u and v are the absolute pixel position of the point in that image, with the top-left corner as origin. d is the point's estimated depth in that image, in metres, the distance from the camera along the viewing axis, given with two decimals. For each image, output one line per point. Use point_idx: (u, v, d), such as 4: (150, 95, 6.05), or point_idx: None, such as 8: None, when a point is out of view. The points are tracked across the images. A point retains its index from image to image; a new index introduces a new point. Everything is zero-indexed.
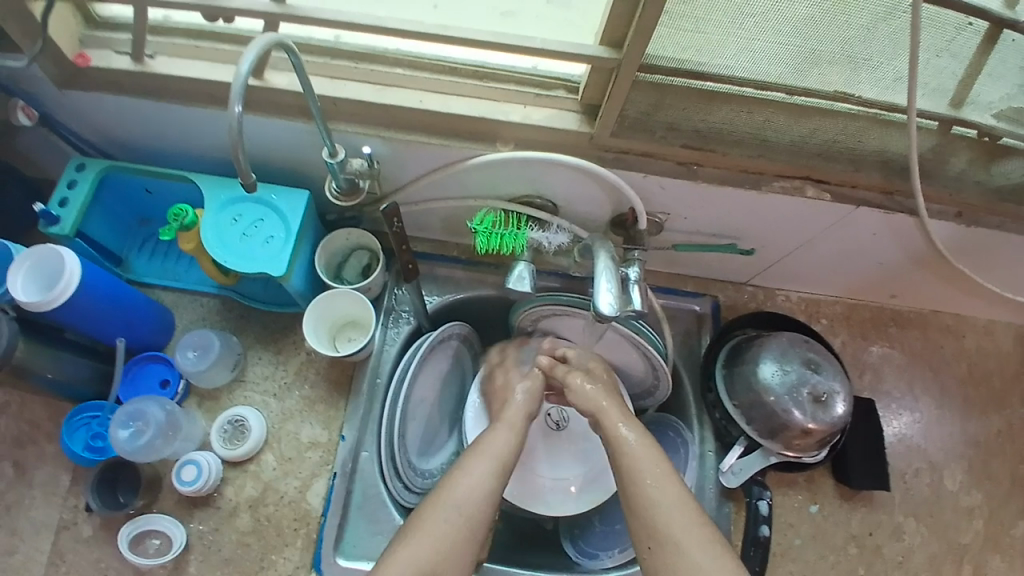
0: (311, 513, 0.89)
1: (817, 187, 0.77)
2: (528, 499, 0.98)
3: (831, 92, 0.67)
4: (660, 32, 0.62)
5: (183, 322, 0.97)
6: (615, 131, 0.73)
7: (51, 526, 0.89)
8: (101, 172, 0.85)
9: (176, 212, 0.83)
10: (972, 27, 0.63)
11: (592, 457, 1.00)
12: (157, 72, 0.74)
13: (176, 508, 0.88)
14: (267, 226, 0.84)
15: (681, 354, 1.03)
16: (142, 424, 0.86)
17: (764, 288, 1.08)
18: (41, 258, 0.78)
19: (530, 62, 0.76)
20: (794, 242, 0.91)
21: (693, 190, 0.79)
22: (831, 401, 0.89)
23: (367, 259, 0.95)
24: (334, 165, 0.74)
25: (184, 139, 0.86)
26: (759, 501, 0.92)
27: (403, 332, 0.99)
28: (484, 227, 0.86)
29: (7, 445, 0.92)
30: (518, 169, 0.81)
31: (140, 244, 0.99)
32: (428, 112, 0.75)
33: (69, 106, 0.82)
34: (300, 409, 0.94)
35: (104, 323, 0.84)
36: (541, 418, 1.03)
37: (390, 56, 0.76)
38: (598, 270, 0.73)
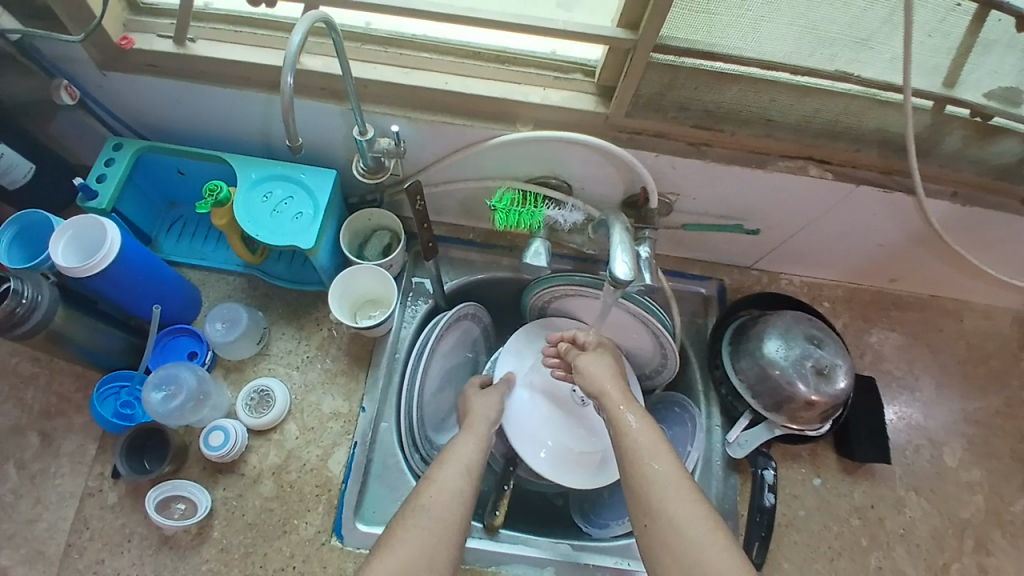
0: (332, 480, 0.92)
1: (819, 167, 0.82)
2: (558, 471, 1.00)
3: (832, 71, 0.71)
4: (674, 14, 0.67)
5: (209, 299, 1.01)
6: (629, 111, 0.78)
7: (76, 494, 0.91)
8: (138, 151, 0.89)
9: (210, 188, 0.87)
10: (960, 8, 0.68)
11: None
12: (197, 54, 0.79)
13: (202, 475, 0.91)
14: (296, 203, 0.88)
15: (689, 334, 1.07)
16: (174, 389, 0.90)
17: (768, 272, 1.13)
18: (81, 228, 0.82)
19: (549, 47, 0.80)
20: (798, 223, 0.95)
21: (702, 169, 0.83)
22: (834, 373, 0.92)
23: (388, 239, 0.98)
24: (363, 143, 0.78)
25: (217, 121, 0.90)
26: (764, 471, 0.97)
27: (421, 310, 1.03)
28: (502, 205, 0.90)
29: (36, 415, 0.95)
30: (536, 149, 0.85)
31: (168, 226, 1.03)
32: (453, 93, 0.79)
33: (109, 88, 0.86)
34: (322, 381, 0.97)
35: (137, 294, 0.89)
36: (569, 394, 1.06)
37: (418, 41, 0.80)
38: (614, 243, 0.77)
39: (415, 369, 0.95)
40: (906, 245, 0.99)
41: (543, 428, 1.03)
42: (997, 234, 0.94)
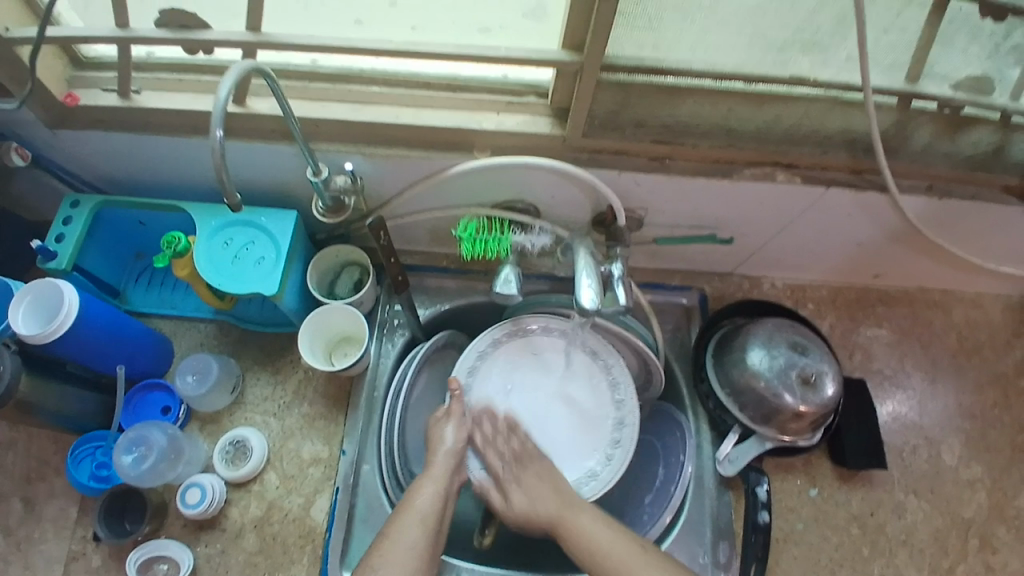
0: (315, 529, 0.89)
1: (787, 172, 0.81)
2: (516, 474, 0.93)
3: (789, 77, 0.69)
4: (618, 32, 0.65)
5: (181, 349, 0.99)
6: (585, 131, 0.76)
7: (59, 559, 0.89)
8: (96, 207, 0.88)
9: (168, 240, 0.86)
10: (915, 1, 0.68)
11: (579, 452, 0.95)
12: (141, 105, 0.77)
13: (183, 533, 0.89)
14: (258, 248, 0.87)
15: (672, 347, 1.04)
16: (145, 449, 0.87)
17: (750, 277, 1.10)
18: (41, 291, 0.81)
19: (500, 72, 0.79)
20: (773, 228, 0.93)
21: (668, 184, 0.81)
22: (820, 381, 0.89)
23: (358, 274, 0.97)
24: (317, 183, 0.77)
25: (175, 170, 0.89)
26: (758, 487, 0.93)
27: (398, 344, 1.00)
28: (467, 234, 0.90)
29: (15, 481, 0.93)
30: (498, 176, 0.84)
31: (136, 276, 1.01)
32: (404, 126, 0.77)
33: (62, 146, 0.85)
34: (300, 427, 0.95)
35: (102, 353, 0.86)
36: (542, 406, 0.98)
37: (365, 75, 0.79)
38: (579, 268, 0.76)
39: (395, 403, 0.93)
40: (887, 241, 0.97)
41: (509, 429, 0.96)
42: (979, 224, 0.92)
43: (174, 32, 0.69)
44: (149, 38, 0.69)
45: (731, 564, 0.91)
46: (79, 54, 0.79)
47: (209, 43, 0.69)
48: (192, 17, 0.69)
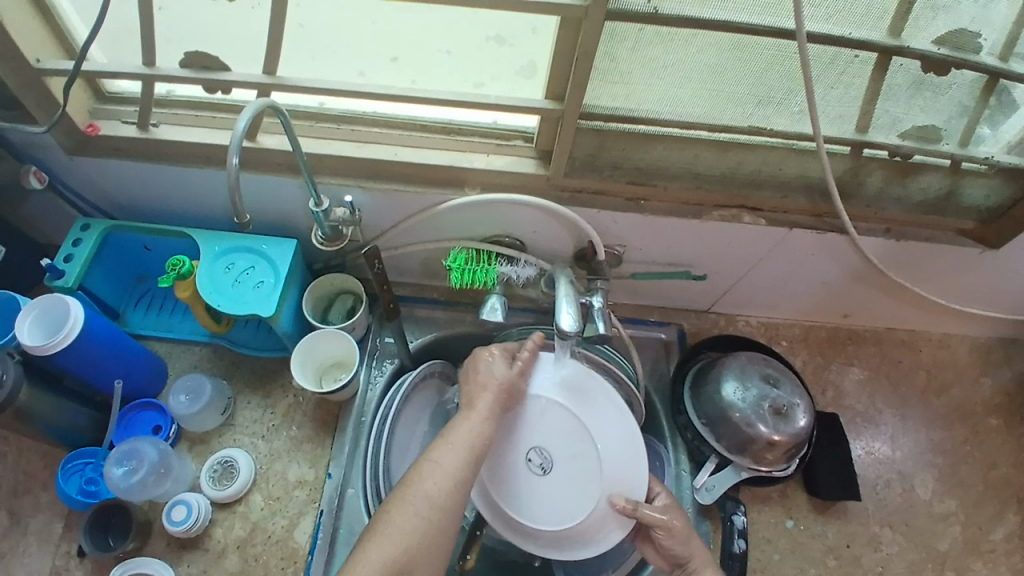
0: (298, 551, 0.90)
1: (753, 214, 0.88)
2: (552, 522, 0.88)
3: (747, 126, 0.78)
4: (593, 85, 0.73)
5: (176, 370, 1.02)
6: (567, 172, 0.83)
7: (38, 575, 0.89)
8: (105, 230, 0.93)
9: (173, 262, 0.91)
10: (859, 59, 0.75)
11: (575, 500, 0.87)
12: (159, 137, 0.85)
13: (166, 552, 0.89)
14: (258, 272, 0.92)
15: (652, 380, 1.06)
16: (135, 463, 0.88)
17: (726, 314, 1.15)
18: (47, 307, 0.85)
19: (490, 118, 0.86)
20: (744, 266, 0.99)
21: (643, 222, 0.88)
22: (791, 413, 0.93)
23: (351, 302, 1.03)
24: (319, 214, 0.83)
25: (182, 199, 0.95)
26: (734, 515, 0.95)
27: (387, 371, 1.04)
28: (457, 264, 0.94)
29: (1, 494, 0.94)
30: (487, 211, 0.90)
31: (136, 300, 1.05)
32: (402, 163, 0.84)
33: (78, 171, 0.91)
34: (288, 449, 0.97)
35: (100, 368, 0.89)
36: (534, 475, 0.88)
37: (368, 118, 0.86)
38: (559, 299, 0.79)
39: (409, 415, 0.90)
40: (852, 280, 1.03)
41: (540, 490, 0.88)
42: (935, 266, 0.99)
43: (197, 72, 0.77)
44: (173, 76, 0.76)
45: None
46: (103, 88, 0.87)
47: (229, 83, 0.77)
48: (214, 60, 0.77)
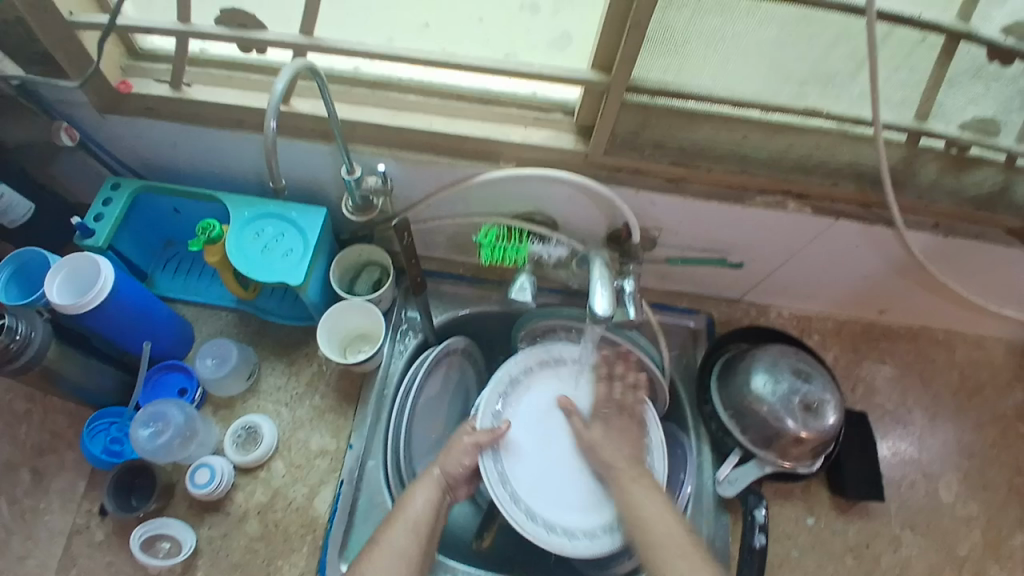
0: (318, 519, 0.91)
1: (797, 201, 0.85)
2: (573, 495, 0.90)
3: (805, 108, 0.74)
4: (645, 55, 0.70)
5: (201, 335, 1.02)
6: (607, 149, 0.79)
7: (63, 531, 0.91)
8: (135, 190, 0.93)
9: (202, 226, 0.91)
10: (927, 42, 0.71)
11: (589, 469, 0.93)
12: (192, 97, 0.83)
13: (189, 514, 0.90)
14: (288, 240, 0.91)
15: (678, 367, 1.04)
16: (162, 425, 0.90)
17: (757, 305, 1.12)
18: (75, 267, 0.85)
19: (530, 89, 0.83)
20: (783, 254, 0.96)
21: (681, 204, 0.85)
22: (822, 409, 0.91)
23: (378, 274, 1.01)
24: (350, 182, 0.82)
25: (214, 163, 0.95)
26: (756, 509, 0.94)
27: (410, 346, 1.02)
28: (488, 240, 0.93)
29: (28, 451, 0.96)
30: (520, 186, 0.87)
31: (164, 262, 1.05)
32: (436, 133, 0.82)
33: (109, 130, 0.91)
34: (311, 418, 0.97)
35: (127, 331, 0.90)
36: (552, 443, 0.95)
37: (403, 85, 0.84)
38: (594, 280, 0.76)
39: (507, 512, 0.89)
40: (892, 275, 0.99)
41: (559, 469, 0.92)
42: (981, 264, 0.94)
43: (232, 29, 0.75)
44: (208, 33, 0.75)
45: None
46: (136, 45, 0.86)
47: (263, 42, 0.75)
48: (251, 18, 0.75)
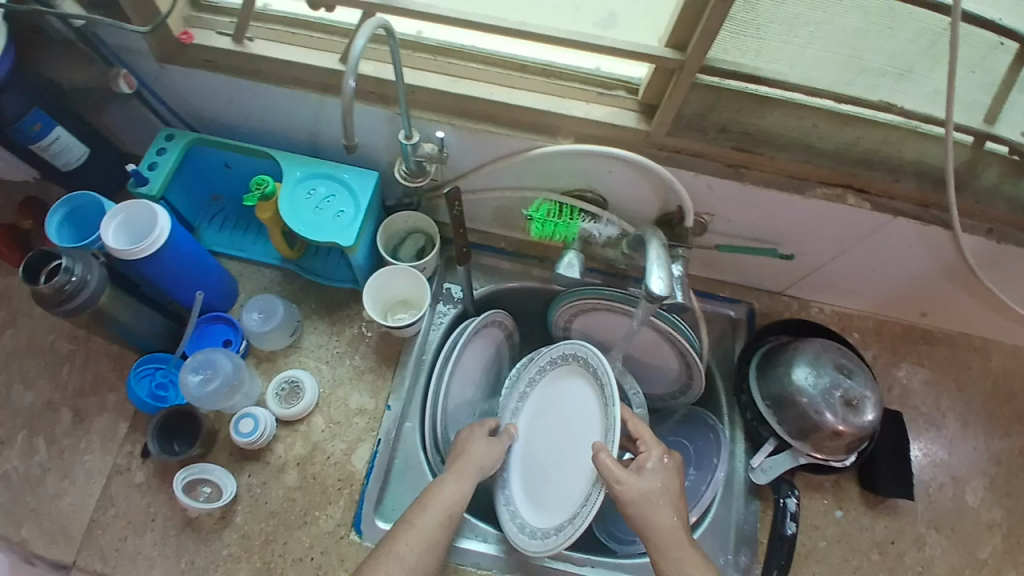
0: (355, 475, 0.92)
1: (858, 196, 0.83)
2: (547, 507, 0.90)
3: (877, 101, 0.73)
4: (723, 36, 0.69)
5: (245, 290, 1.03)
6: (669, 130, 0.78)
7: (102, 471, 0.94)
8: (188, 143, 0.93)
9: (257, 182, 0.91)
10: (1003, 46, 0.70)
11: (565, 495, 0.88)
12: (254, 52, 0.83)
13: (229, 461, 0.93)
14: (338, 202, 0.92)
15: (716, 355, 1.06)
16: (210, 374, 0.91)
17: (799, 298, 1.11)
18: (132, 213, 0.85)
19: (594, 64, 0.82)
20: (834, 248, 0.95)
21: (741, 191, 0.84)
22: (862, 406, 0.91)
23: (422, 242, 1.01)
24: (407, 146, 0.81)
25: (267, 121, 0.95)
26: (787, 499, 0.94)
27: (450, 314, 1.04)
28: (539, 215, 0.92)
29: (70, 392, 0.99)
30: (573, 162, 0.87)
31: (211, 217, 1.06)
32: (497, 103, 0.81)
33: (166, 81, 0.91)
34: (350, 377, 0.99)
35: (177, 281, 0.90)
36: (551, 463, 0.94)
37: (466, 52, 0.83)
38: (650, 259, 0.74)
39: (495, 504, 0.94)
40: (940, 278, 0.98)
41: (546, 479, 0.93)
42: None
43: None
44: None
45: (752, 568, 0.92)
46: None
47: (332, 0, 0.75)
48: None
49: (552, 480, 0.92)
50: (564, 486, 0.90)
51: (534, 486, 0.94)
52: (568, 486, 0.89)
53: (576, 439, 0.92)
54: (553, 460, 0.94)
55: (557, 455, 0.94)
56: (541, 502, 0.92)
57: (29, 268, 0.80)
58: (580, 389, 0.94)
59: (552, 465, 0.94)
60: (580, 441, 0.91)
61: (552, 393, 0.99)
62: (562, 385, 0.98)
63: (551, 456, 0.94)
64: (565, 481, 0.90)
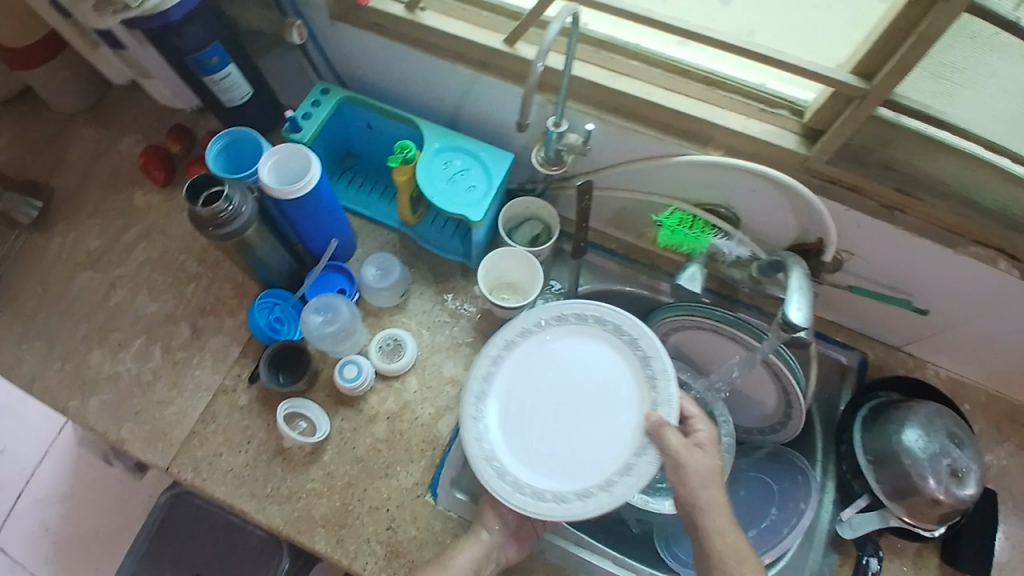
0: (439, 440, 0.95)
1: (1009, 261, 0.79)
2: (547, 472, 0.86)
3: None
4: (917, 74, 0.66)
5: (363, 245, 1.08)
6: (830, 159, 0.76)
7: (211, 388, 0.99)
8: (340, 100, 0.99)
9: (402, 146, 0.94)
10: None
11: (580, 464, 0.86)
12: (422, 22, 0.86)
13: (326, 402, 0.98)
14: (471, 176, 0.94)
15: (817, 398, 1.04)
16: (331, 316, 0.97)
17: (916, 357, 1.05)
18: (286, 156, 0.91)
19: (759, 79, 0.79)
20: (971, 311, 0.89)
21: (890, 234, 0.81)
22: (967, 479, 0.87)
23: (538, 230, 1.03)
24: (554, 133, 0.81)
25: (415, 88, 0.99)
26: (870, 557, 0.91)
27: (550, 305, 1.05)
28: (670, 223, 0.94)
29: (192, 309, 1.05)
30: (714, 175, 0.86)
31: (341, 171, 1.12)
32: (653, 104, 0.81)
33: (333, 37, 0.96)
34: (447, 347, 1.01)
35: (312, 227, 0.95)
36: (536, 425, 0.89)
37: (630, 49, 0.82)
38: (791, 288, 0.75)
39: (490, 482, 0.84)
40: None
41: (532, 442, 0.88)
42: None
43: None
44: None
45: None
46: None
47: None
48: None
49: (531, 440, 0.88)
50: (569, 455, 0.87)
51: (514, 449, 0.88)
52: (577, 455, 0.86)
53: (572, 401, 0.90)
54: (501, 417, 0.89)
55: (516, 412, 0.90)
56: (532, 466, 0.87)
57: (193, 188, 0.86)
58: (590, 350, 0.92)
59: (506, 422, 0.89)
60: (586, 403, 0.90)
61: (539, 351, 0.92)
62: (532, 340, 0.92)
63: (519, 415, 0.89)
64: (567, 450, 0.87)
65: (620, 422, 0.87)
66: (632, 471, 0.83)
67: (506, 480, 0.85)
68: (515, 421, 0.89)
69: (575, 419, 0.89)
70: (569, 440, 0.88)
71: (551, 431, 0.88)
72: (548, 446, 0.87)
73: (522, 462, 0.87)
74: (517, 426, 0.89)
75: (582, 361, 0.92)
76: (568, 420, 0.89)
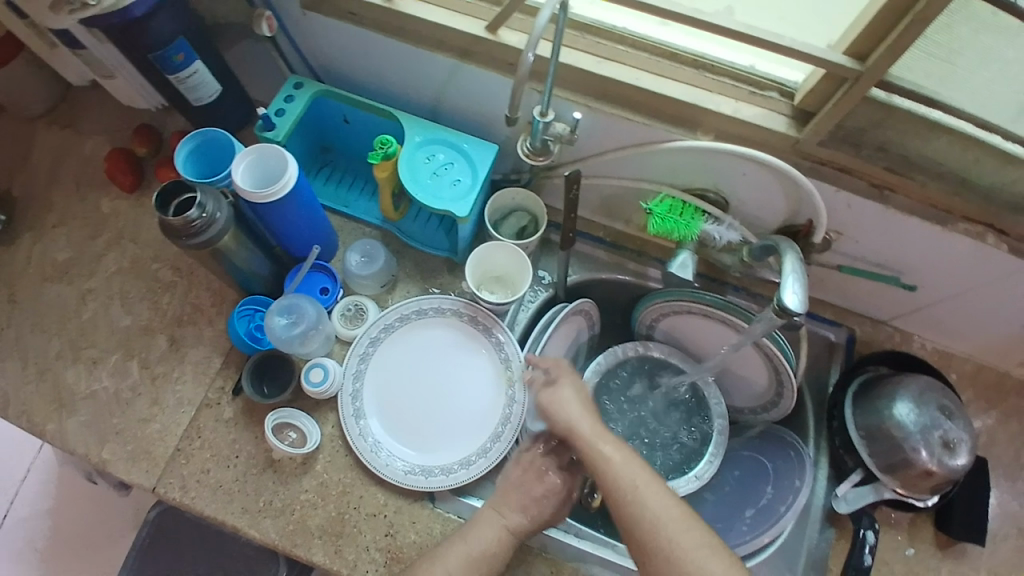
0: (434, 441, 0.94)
1: (997, 236, 0.80)
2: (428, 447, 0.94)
3: None
4: (913, 51, 0.65)
5: (344, 245, 1.04)
6: (822, 140, 0.75)
7: (193, 402, 0.96)
8: (315, 94, 0.94)
9: (381, 141, 0.90)
10: None
11: (457, 436, 0.95)
12: (401, 10, 0.82)
13: (315, 409, 0.95)
14: (455, 170, 0.91)
15: (808, 380, 1.04)
16: (297, 318, 0.94)
17: (902, 331, 1.06)
18: (261, 155, 0.86)
19: (749, 60, 0.78)
20: (959, 286, 0.90)
21: (879, 214, 0.81)
22: (959, 450, 0.88)
23: (525, 221, 1.00)
24: (540, 123, 0.78)
25: (395, 80, 0.95)
26: (867, 531, 0.91)
27: (540, 297, 1.04)
28: (660, 210, 0.90)
29: (168, 320, 1.00)
30: (704, 160, 0.84)
31: (319, 167, 1.08)
32: (643, 90, 0.78)
33: (306, 28, 0.91)
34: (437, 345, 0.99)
35: (291, 229, 0.92)
36: (413, 409, 0.96)
37: (618, 32, 0.79)
38: (785, 272, 0.74)
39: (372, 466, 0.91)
40: None
41: (415, 424, 0.95)
42: None
43: None
44: None
45: None
46: None
47: None
48: None
49: (414, 422, 0.95)
50: (443, 430, 0.95)
51: (402, 433, 0.95)
52: (453, 430, 0.95)
53: (445, 385, 0.98)
54: (386, 406, 0.96)
55: (403, 402, 0.96)
56: (419, 446, 0.94)
57: (162, 197, 0.81)
58: (450, 343, 1.00)
59: (391, 410, 0.96)
60: (456, 385, 0.98)
61: (413, 344, 0.99)
62: (403, 335, 0.99)
63: (400, 401, 0.96)
64: (444, 428, 0.95)
65: (483, 397, 0.97)
66: (500, 439, 0.94)
67: (399, 465, 0.92)
68: (394, 410, 0.96)
69: (450, 401, 0.97)
70: (445, 417, 0.96)
71: (426, 412, 0.96)
72: (429, 425, 0.95)
73: (407, 443, 0.94)
74: (399, 411, 0.96)
75: (439, 343, 0.99)
76: (446, 403, 0.97)
